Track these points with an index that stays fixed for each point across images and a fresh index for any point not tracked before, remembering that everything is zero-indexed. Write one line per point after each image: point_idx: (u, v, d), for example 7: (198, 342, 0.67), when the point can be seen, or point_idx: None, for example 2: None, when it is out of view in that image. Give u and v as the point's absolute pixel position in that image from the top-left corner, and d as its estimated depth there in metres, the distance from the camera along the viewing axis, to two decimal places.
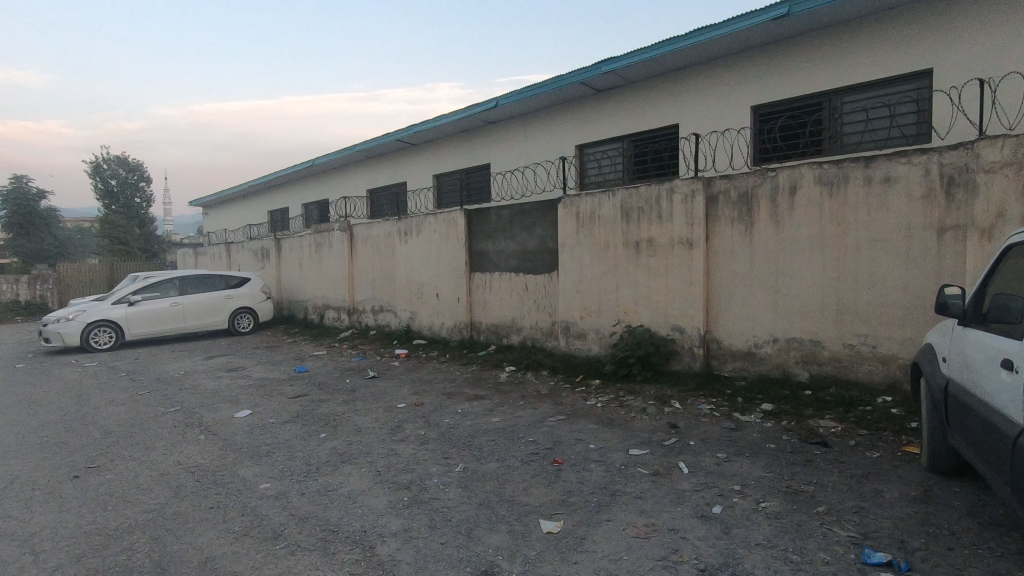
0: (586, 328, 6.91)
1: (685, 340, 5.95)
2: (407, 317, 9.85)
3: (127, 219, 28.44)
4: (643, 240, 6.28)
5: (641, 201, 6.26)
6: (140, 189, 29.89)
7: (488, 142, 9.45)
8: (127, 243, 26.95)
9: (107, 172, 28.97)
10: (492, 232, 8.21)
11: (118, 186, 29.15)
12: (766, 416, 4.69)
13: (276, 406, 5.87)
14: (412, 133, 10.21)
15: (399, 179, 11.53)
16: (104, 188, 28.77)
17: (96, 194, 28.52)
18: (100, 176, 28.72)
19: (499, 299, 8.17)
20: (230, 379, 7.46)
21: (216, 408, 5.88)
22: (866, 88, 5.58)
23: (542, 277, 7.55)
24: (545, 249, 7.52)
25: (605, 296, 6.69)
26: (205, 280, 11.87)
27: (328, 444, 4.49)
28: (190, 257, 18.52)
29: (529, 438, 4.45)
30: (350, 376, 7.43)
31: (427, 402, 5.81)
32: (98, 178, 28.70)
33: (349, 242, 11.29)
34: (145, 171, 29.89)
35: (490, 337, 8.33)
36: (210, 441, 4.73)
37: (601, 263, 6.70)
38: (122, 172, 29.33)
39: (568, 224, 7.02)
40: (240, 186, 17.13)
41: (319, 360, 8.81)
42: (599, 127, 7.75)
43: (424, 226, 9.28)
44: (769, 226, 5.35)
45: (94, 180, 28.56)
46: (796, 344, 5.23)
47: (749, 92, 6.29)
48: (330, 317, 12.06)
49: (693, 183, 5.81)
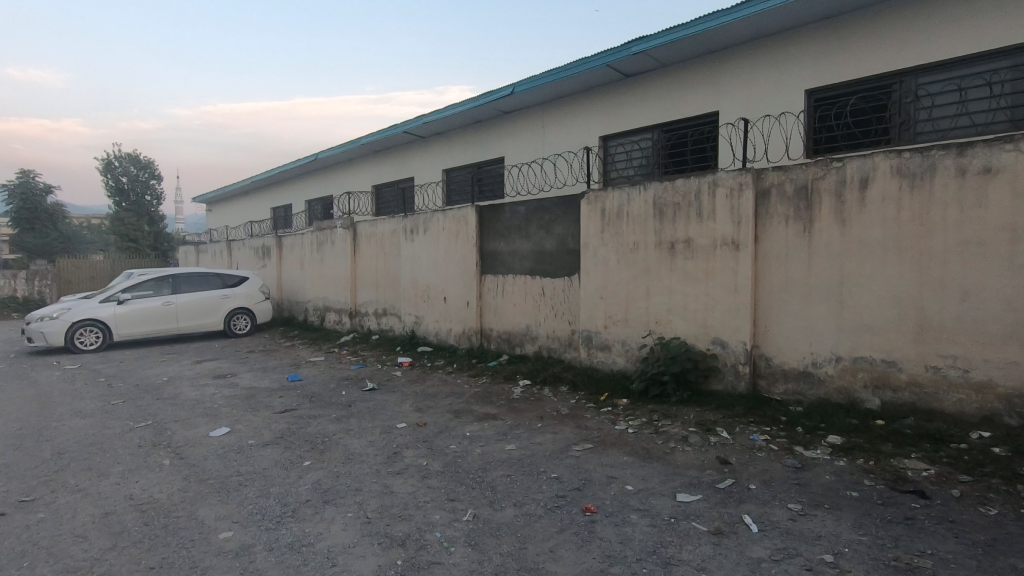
0: (611, 339, 6.15)
1: (728, 356, 5.18)
2: (412, 322, 9.13)
3: (136, 216, 28.10)
4: (679, 242, 5.52)
5: (678, 196, 5.51)
6: (152, 187, 29.34)
7: (504, 134, 8.72)
8: (136, 241, 26.61)
9: (117, 168, 28.55)
10: (506, 231, 7.48)
11: (130, 183, 28.60)
12: (835, 451, 3.91)
13: (260, 423, 5.16)
14: (420, 124, 9.51)
15: (407, 174, 10.83)
16: (113, 185, 28.33)
17: (107, 190, 28.11)
18: (112, 173, 28.30)
19: (513, 304, 7.43)
20: (214, 388, 6.76)
21: (192, 424, 5.18)
22: (947, 67, 4.81)
23: (562, 281, 6.80)
24: (566, 250, 6.77)
25: (633, 304, 5.93)
26: (199, 279, 11.23)
27: (311, 477, 3.76)
28: (192, 255, 17.96)
29: (552, 475, 3.70)
30: (347, 387, 6.72)
31: (431, 421, 5.07)
32: (110, 175, 28.30)
33: (352, 240, 10.60)
34: (156, 168, 29.44)
35: (501, 345, 7.59)
36: (174, 468, 4.01)
37: (629, 266, 5.95)
38: (134, 170, 28.86)
39: (592, 222, 6.28)
40: (245, 182, 16.50)
41: (315, 368, 8.10)
42: (626, 116, 7.01)
43: (432, 224, 8.57)
44: (833, 225, 4.58)
45: (104, 177, 28.19)
46: (864, 364, 4.45)
47: (804, 73, 5.51)
48: (331, 319, 11.38)
49: (740, 176, 5.05)
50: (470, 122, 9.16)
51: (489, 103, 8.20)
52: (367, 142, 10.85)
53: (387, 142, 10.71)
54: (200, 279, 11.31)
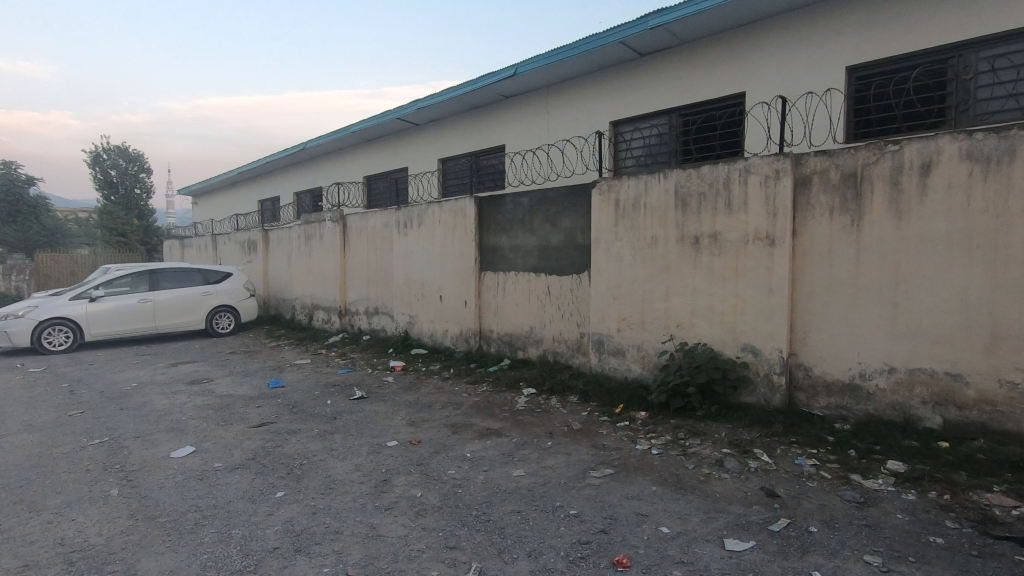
0: (625, 345, 5.57)
1: (760, 365, 4.61)
2: (405, 322, 8.52)
3: (124, 209, 27.27)
4: (705, 236, 4.93)
5: (703, 185, 4.93)
6: (141, 181, 28.58)
7: (504, 120, 8.10)
8: (126, 235, 25.72)
9: (106, 161, 27.66)
10: (508, 224, 6.87)
11: (119, 177, 27.83)
12: (901, 481, 3.34)
13: (231, 439, 4.54)
14: (414, 110, 8.87)
15: (400, 164, 10.17)
16: (101, 178, 27.41)
17: (94, 184, 27.20)
18: (100, 166, 27.40)
19: (516, 304, 6.83)
20: (186, 396, 6.12)
21: (153, 441, 4.55)
22: (1013, 38, 4.25)
23: (570, 279, 6.21)
24: (574, 245, 6.17)
25: (651, 305, 5.35)
26: (178, 275, 10.56)
27: (283, 514, 3.15)
28: (177, 249, 17.23)
29: (570, 512, 3.10)
30: (333, 395, 6.11)
31: (426, 439, 4.47)
32: (98, 168, 27.38)
33: (341, 234, 9.96)
34: (145, 161, 28.55)
35: (502, 348, 7.00)
36: (121, 501, 3.39)
37: (647, 264, 5.36)
38: (123, 163, 27.99)
39: (605, 214, 5.68)
40: (231, 173, 15.76)
41: (300, 372, 7.48)
42: (641, 99, 6.40)
43: (427, 216, 7.94)
44: (887, 218, 4.01)
45: (92, 170, 27.30)
46: (923, 378, 3.89)
47: (844, 48, 4.94)
48: (319, 318, 10.75)
49: (777, 162, 4.47)
50: (468, 107, 8.52)
51: (488, 85, 7.56)
52: (357, 129, 10.19)
53: (379, 129, 10.05)
54: (180, 275, 10.64)
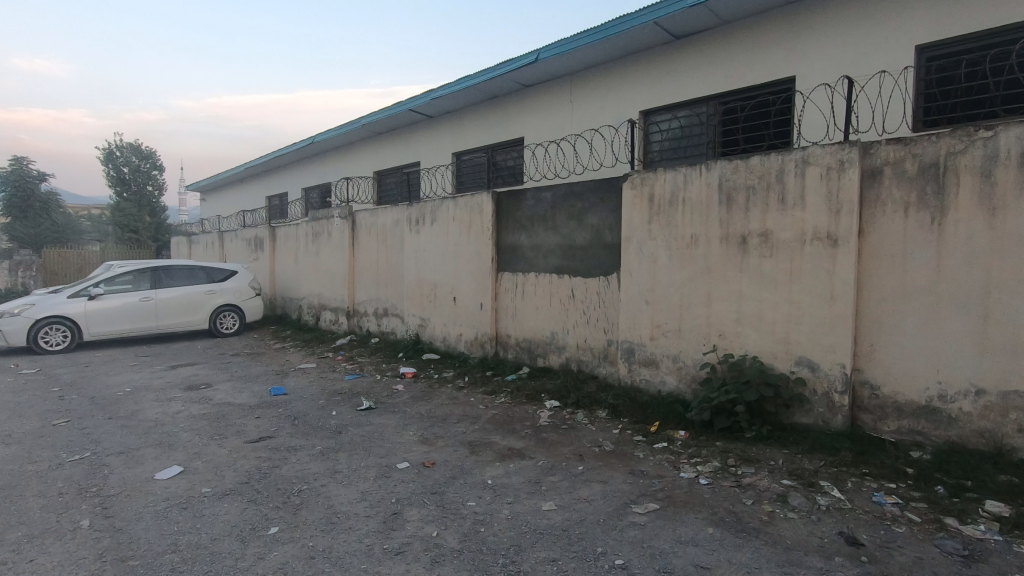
0: (659, 355, 5.06)
1: (819, 382, 4.07)
2: (416, 325, 8.05)
3: (135, 205, 27.07)
4: (754, 235, 4.40)
5: (752, 178, 4.40)
6: (153, 178, 28.41)
7: (524, 111, 7.60)
8: (137, 231, 25.43)
9: (120, 158, 27.52)
10: (528, 221, 6.38)
11: (131, 174, 27.65)
12: (1009, 528, 2.80)
13: (224, 458, 4.08)
14: (428, 101, 8.39)
15: (412, 158, 9.71)
16: (113, 175, 27.25)
17: (107, 180, 27.01)
18: (113, 162, 27.25)
19: (536, 308, 6.33)
20: (181, 405, 5.68)
21: (138, 458, 4.10)
22: None
23: (596, 282, 5.70)
24: (602, 245, 5.66)
25: (689, 312, 4.83)
26: (182, 273, 10.18)
27: (276, 558, 2.68)
28: (184, 246, 16.90)
29: (616, 563, 2.61)
30: (338, 405, 5.64)
31: (441, 460, 3.99)
32: (110, 164, 27.23)
33: (350, 231, 9.51)
34: (157, 158, 28.37)
35: (521, 355, 6.51)
36: (91, 536, 2.93)
37: (685, 265, 4.84)
38: (135, 160, 27.84)
39: (637, 211, 5.17)
40: (239, 169, 15.38)
41: (304, 377, 7.03)
42: (675, 85, 5.88)
43: (441, 213, 7.47)
44: (976, 216, 3.47)
45: (105, 167, 27.13)
46: (1019, 402, 3.36)
47: (913, 25, 4.39)
48: (326, 319, 10.32)
49: (842, 151, 3.93)
50: (485, 98, 8.04)
51: (507, 73, 7.07)
52: (368, 122, 9.74)
53: (390, 122, 9.59)
54: (183, 272, 10.26)
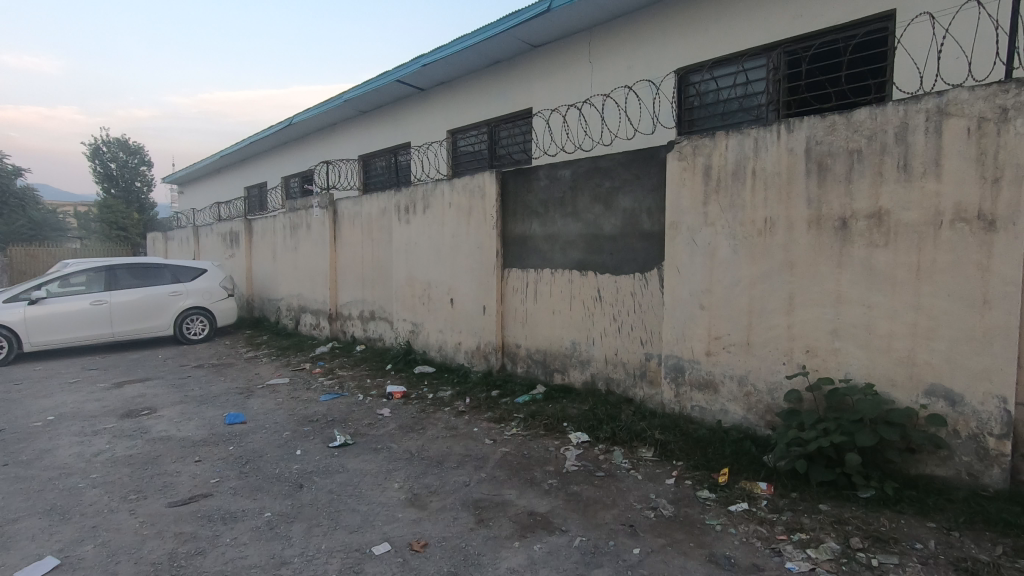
0: (718, 376, 3.91)
1: (963, 420, 2.91)
2: (407, 332, 6.87)
3: (123, 202, 25.80)
4: (859, 217, 3.24)
5: (858, 139, 3.23)
6: (143, 174, 27.03)
7: (533, 77, 6.41)
8: (125, 229, 24.02)
9: (107, 154, 26.06)
10: (542, 205, 5.20)
11: (119, 170, 26.23)
12: None
13: (129, 537, 2.88)
14: (417, 69, 7.16)
15: (402, 139, 8.49)
16: (101, 172, 25.80)
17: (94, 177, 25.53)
18: (100, 159, 25.74)
19: (552, 313, 5.16)
20: (106, 442, 4.47)
21: (6, 540, 2.89)
22: None
23: (631, 280, 4.53)
24: (638, 233, 4.48)
25: (762, 320, 3.67)
26: (140, 273, 8.96)
27: None
28: (160, 243, 15.66)
29: None
30: (306, 440, 4.45)
31: (435, 539, 2.82)
32: (98, 161, 25.77)
33: (331, 222, 8.30)
34: (147, 154, 26.92)
35: (534, 369, 5.35)
36: None
37: (757, 258, 3.68)
38: (123, 156, 26.43)
39: (689, 187, 4.00)
40: (216, 157, 14.07)
41: (271, 398, 5.84)
42: (729, 32, 4.74)
43: (435, 198, 6.26)
44: None
45: (92, 163, 25.63)
46: None
47: None
48: (306, 323, 9.12)
49: (1004, 94, 2.76)
50: (485, 63, 6.84)
51: (515, 28, 5.85)
52: (349, 97, 8.50)
53: (375, 97, 8.36)
54: (142, 272, 9.05)
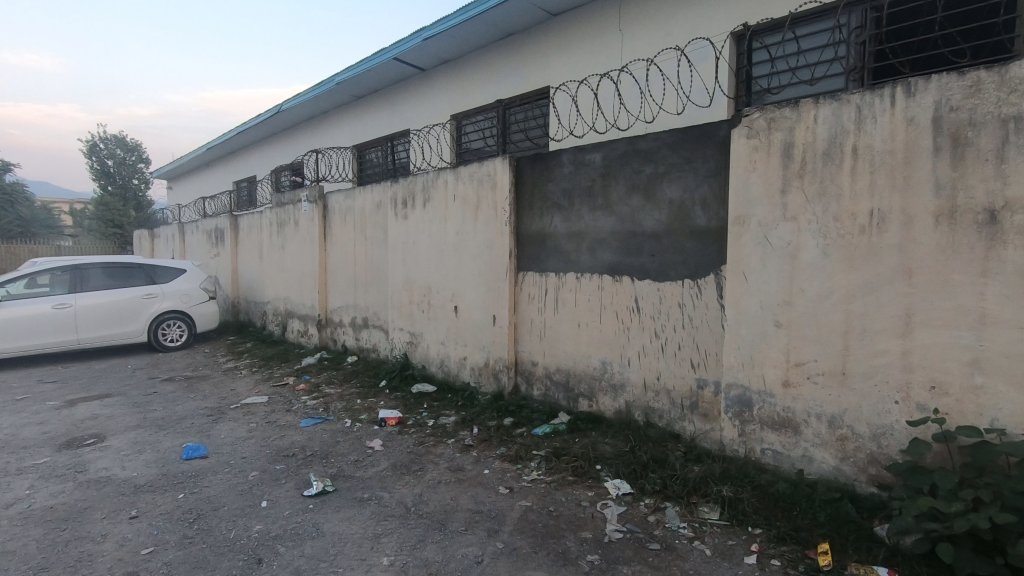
0: (799, 413, 3.05)
1: None
2: (404, 343, 6.01)
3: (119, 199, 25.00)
4: (1017, 209, 2.38)
5: (1016, 101, 2.38)
6: (139, 172, 26.18)
7: (552, 51, 5.57)
8: (121, 226, 23.22)
9: (102, 150, 25.20)
10: (566, 197, 4.34)
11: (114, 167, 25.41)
12: None
13: None
14: (417, 44, 6.29)
15: (401, 126, 7.64)
16: (96, 168, 24.97)
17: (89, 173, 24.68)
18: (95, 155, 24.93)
19: (577, 326, 4.29)
20: (27, 487, 3.58)
21: None
22: None
23: (678, 289, 3.67)
24: (688, 230, 3.62)
25: (866, 344, 2.80)
26: (110, 274, 8.12)
27: None
28: (147, 241, 14.78)
29: None
30: (276, 484, 3.59)
31: None
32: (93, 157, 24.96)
33: (321, 218, 7.44)
34: (144, 151, 26.13)
35: (553, 392, 4.49)
36: None
37: (858, 262, 2.81)
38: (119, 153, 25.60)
39: (762, 172, 3.14)
40: (206, 150, 13.20)
41: (244, 421, 4.97)
42: None
43: (437, 188, 5.38)
44: None
45: (87, 159, 24.82)
46: None
47: None
48: (294, 330, 8.27)
49: None
50: (495, 36, 5.98)
51: None
52: (341, 79, 7.63)
53: (369, 79, 7.49)
54: (113, 272, 8.18)
